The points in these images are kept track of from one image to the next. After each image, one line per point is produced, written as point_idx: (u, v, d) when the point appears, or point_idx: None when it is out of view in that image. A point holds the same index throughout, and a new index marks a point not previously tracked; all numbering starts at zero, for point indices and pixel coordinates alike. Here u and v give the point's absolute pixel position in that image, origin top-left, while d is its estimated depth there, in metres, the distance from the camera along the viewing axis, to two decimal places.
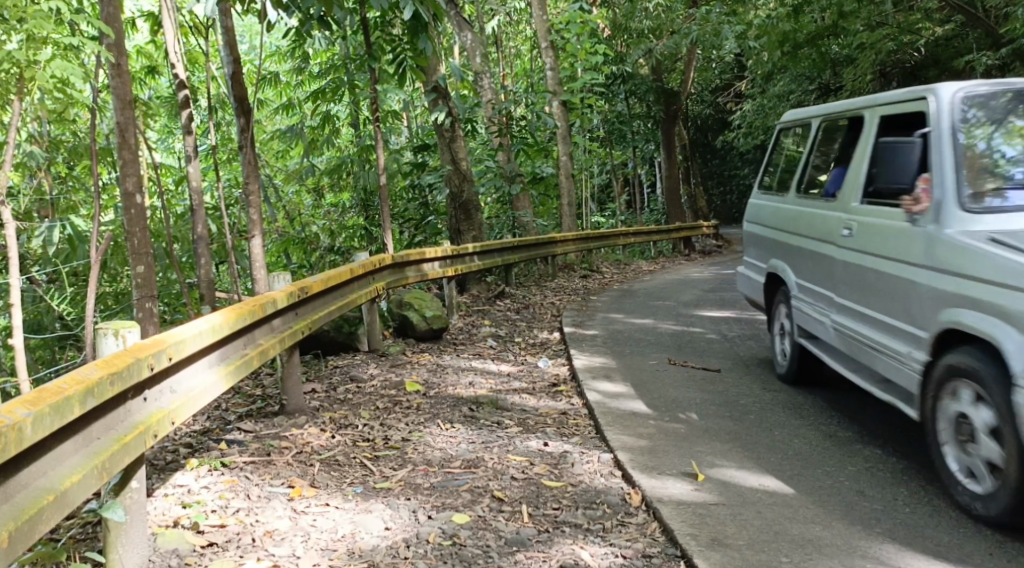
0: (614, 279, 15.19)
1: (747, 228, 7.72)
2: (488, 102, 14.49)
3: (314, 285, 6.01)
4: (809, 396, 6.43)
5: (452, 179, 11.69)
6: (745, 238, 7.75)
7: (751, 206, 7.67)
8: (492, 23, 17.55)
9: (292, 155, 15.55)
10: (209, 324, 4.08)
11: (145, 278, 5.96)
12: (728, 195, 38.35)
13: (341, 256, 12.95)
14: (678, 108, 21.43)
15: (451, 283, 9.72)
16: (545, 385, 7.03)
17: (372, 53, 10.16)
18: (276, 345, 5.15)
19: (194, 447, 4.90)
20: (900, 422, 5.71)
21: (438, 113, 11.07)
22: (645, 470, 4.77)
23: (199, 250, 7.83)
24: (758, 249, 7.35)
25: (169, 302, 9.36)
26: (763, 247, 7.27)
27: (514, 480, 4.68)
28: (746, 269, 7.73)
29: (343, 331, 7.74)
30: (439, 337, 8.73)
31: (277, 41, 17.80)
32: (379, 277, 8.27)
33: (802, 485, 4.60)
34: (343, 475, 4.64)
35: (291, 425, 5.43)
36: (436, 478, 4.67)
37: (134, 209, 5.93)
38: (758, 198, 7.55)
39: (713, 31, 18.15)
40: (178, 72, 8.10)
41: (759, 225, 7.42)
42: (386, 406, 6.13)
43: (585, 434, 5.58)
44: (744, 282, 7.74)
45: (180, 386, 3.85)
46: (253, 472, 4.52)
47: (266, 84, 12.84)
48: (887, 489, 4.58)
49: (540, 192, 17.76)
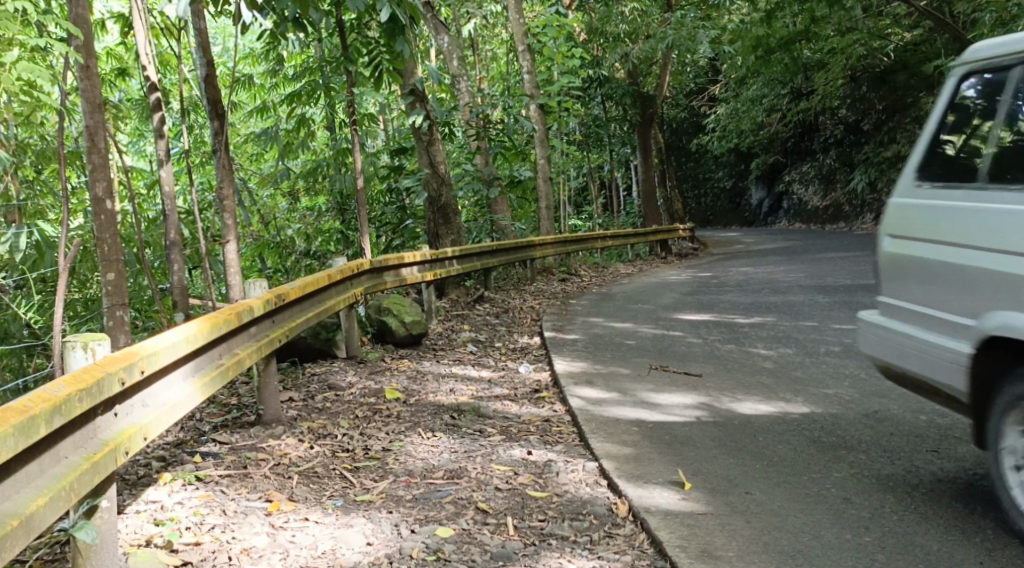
0: (592, 282, 15.14)
1: (887, 249, 4.96)
2: (465, 105, 14.38)
3: (291, 291, 5.88)
4: (793, 400, 6.36)
5: (430, 182, 11.58)
6: (888, 267, 4.94)
7: (895, 213, 4.93)
8: (468, 26, 17.46)
9: (267, 158, 15.40)
10: (184, 335, 3.95)
11: (117, 286, 5.81)
12: (703, 198, 38.46)
13: (317, 261, 12.82)
14: (655, 111, 21.38)
15: (430, 288, 9.61)
16: (527, 391, 6.95)
17: (348, 55, 10.03)
18: (252, 354, 5.02)
19: (167, 461, 4.76)
20: (883, 426, 5.67)
21: (415, 116, 10.97)
22: (630, 478, 4.67)
23: (171, 256, 7.67)
24: (962, 292, 4.38)
25: (141, 309, 9.20)
26: (958, 292, 4.41)
27: (498, 490, 4.58)
28: (889, 320, 4.93)
29: (320, 338, 7.61)
30: (419, 343, 8.61)
31: (251, 43, 17.62)
32: (357, 283, 8.14)
33: (789, 492, 4.52)
34: (322, 487, 4.52)
35: (267, 436, 5.30)
36: (417, 489, 4.56)
37: (104, 215, 5.79)
38: (915, 202, 4.79)
39: (689, 36, 18.08)
40: (149, 73, 7.95)
41: (934, 245, 4.60)
42: (365, 414, 6.01)
43: (569, 441, 5.49)
44: (883, 343, 4.95)
45: (152, 400, 3.71)
46: (228, 486, 4.39)
47: (240, 87, 12.68)
48: (874, 495, 4.49)
49: (518, 195, 17.65)
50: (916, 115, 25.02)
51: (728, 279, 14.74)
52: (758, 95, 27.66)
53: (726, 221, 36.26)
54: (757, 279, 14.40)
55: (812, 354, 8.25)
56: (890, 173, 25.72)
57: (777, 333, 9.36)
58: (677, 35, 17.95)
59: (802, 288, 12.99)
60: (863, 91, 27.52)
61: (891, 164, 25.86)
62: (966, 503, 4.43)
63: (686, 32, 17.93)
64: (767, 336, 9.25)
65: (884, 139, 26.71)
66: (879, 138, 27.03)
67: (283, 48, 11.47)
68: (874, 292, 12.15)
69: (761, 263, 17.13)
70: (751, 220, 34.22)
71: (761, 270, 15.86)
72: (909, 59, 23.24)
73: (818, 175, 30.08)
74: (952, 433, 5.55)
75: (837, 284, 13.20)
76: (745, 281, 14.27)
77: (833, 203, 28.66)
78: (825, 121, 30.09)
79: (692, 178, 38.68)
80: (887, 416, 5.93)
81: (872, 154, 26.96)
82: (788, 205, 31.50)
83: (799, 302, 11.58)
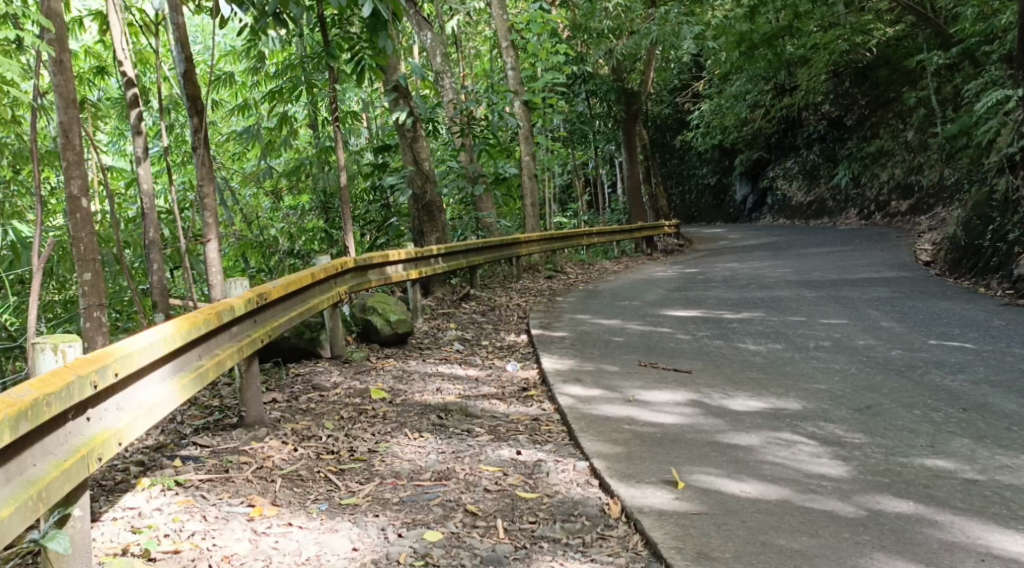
0: (579, 279, 15.03)
1: None
2: (450, 102, 14.25)
3: (273, 290, 5.74)
4: (784, 396, 6.28)
5: (414, 180, 11.45)
6: None
7: None
8: (451, 23, 17.32)
9: (249, 157, 15.23)
10: (162, 335, 3.82)
11: (93, 286, 5.66)
12: (687, 194, 38.43)
13: (300, 260, 12.66)
14: (640, 108, 21.28)
15: (415, 286, 9.48)
16: (515, 390, 6.84)
17: (329, 50, 9.87)
18: (233, 354, 4.89)
19: (146, 465, 4.62)
20: (875, 422, 5.59)
21: (399, 113, 10.82)
22: (622, 477, 4.57)
23: (151, 255, 7.53)
24: None
25: (122, 309, 9.06)
26: None
27: (487, 492, 4.47)
28: None
29: (304, 337, 7.48)
30: (404, 342, 8.49)
31: (233, 40, 17.43)
32: (342, 281, 8.01)
33: (783, 490, 4.43)
34: (306, 491, 4.40)
35: (250, 438, 5.17)
36: (404, 492, 4.44)
37: (80, 213, 5.64)
38: None
39: (673, 32, 17.93)
40: (125, 69, 7.81)
41: None
42: (350, 415, 5.89)
43: (558, 440, 5.39)
44: None
45: (127, 402, 3.59)
46: (209, 491, 4.26)
47: (221, 84, 12.52)
48: (870, 492, 4.40)
49: (504, 192, 17.52)
50: (899, 110, 25.39)
51: (714, 275, 14.68)
52: (741, 91, 27.64)
53: (710, 217, 36.21)
54: (743, 275, 14.34)
55: (801, 349, 8.18)
56: (874, 168, 25.76)
57: (765, 329, 9.29)
58: (661, 31, 17.84)
59: (788, 283, 12.93)
60: (846, 87, 28.34)
61: (875, 159, 25.90)
62: (962, 498, 4.35)
63: (670, 28, 17.81)
64: (756, 332, 9.17)
65: (867, 134, 26.76)
66: (863, 133, 27.05)
67: (263, 45, 11.30)
68: (861, 287, 12.10)
69: (747, 259, 17.08)
70: (735, 216, 34.19)
71: (748, 265, 15.80)
72: (892, 54, 23.27)
73: (802, 170, 30.06)
74: (945, 428, 5.48)
75: (823, 279, 13.16)
76: (732, 277, 14.20)
77: (817, 198, 28.66)
78: (809, 117, 30.10)
79: (676, 174, 38.81)
80: (880, 411, 5.86)
81: (857, 149, 27.00)
82: (772, 200, 31.47)
83: (786, 297, 11.52)
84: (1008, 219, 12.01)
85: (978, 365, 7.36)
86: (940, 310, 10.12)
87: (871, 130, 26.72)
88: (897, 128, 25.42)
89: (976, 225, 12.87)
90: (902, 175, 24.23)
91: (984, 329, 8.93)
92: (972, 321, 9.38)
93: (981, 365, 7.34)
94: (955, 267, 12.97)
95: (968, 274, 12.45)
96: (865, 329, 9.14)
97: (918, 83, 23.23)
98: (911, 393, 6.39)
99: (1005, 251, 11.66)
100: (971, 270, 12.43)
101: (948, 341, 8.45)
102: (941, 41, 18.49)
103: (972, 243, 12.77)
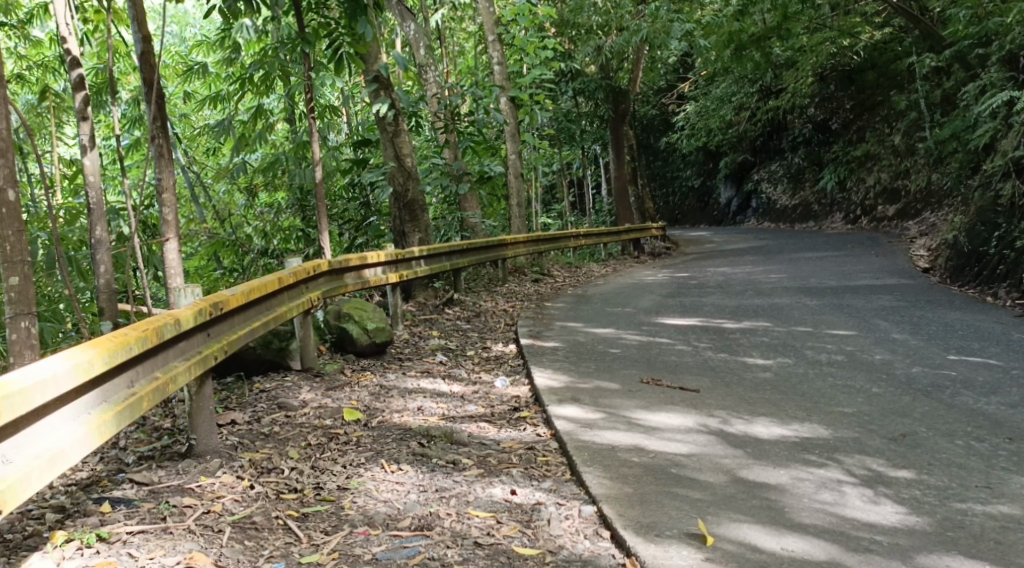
0: (567, 283, 14.37)
1: None
2: (433, 96, 13.51)
3: (231, 298, 4.97)
4: (807, 421, 5.59)
5: (396, 176, 10.61)
6: None
7: None
8: (436, 16, 16.49)
9: (225, 152, 14.47)
10: (68, 366, 3.29)
11: (23, 291, 4.91)
12: (671, 197, 37.98)
13: (275, 260, 11.89)
14: (628, 107, 20.39)
15: (396, 290, 8.72)
16: (506, 410, 6.12)
17: (305, 36, 8.96)
18: (180, 375, 4.18)
19: (68, 513, 4.01)
20: (917, 454, 4.93)
21: (380, 105, 10.05)
22: (638, 529, 3.94)
23: (99, 255, 6.83)
24: None
25: (54, 314, 8.24)
26: None
27: (477, 548, 3.87)
28: None
29: (271, 348, 6.71)
30: (383, 353, 7.75)
31: (208, 31, 16.51)
32: (314, 286, 7.26)
33: (828, 547, 3.83)
34: (259, 545, 3.84)
35: (198, 472, 4.47)
36: (378, 545, 3.88)
37: (6, 207, 4.88)
38: None
39: (663, 30, 17.05)
40: (71, 47, 7.05)
41: None
42: (318, 442, 5.15)
43: (558, 475, 4.67)
44: None
45: (7, 454, 3.06)
46: (140, 548, 3.70)
47: (192, 76, 11.64)
48: (936, 554, 3.79)
49: (489, 192, 16.73)
50: (886, 113, 24.78)
51: (707, 280, 14.05)
52: (727, 93, 27.05)
53: (695, 219, 35.63)
54: (738, 280, 13.70)
55: (813, 364, 7.49)
56: (861, 172, 25.22)
57: (771, 341, 8.61)
58: (651, 29, 16.99)
59: (786, 289, 12.28)
60: (832, 90, 27.51)
61: (862, 163, 25.33)
62: None
63: (660, 26, 16.89)
64: (763, 344, 8.48)
65: (854, 138, 26.15)
66: (849, 137, 26.50)
67: (233, 33, 10.48)
68: (863, 294, 11.47)
69: (738, 263, 16.46)
70: (719, 218, 33.64)
71: (742, 270, 15.12)
72: (880, 57, 22.58)
73: (787, 173, 29.49)
74: (999, 463, 4.80)
75: (822, 285, 12.51)
76: (726, 282, 13.56)
77: (803, 201, 28.10)
78: (794, 119, 29.44)
79: (660, 176, 38.28)
80: (918, 441, 5.16)
81: (842, 152, 26.41)
82: (757, 203, 30.93)
83: (787, 305, 10.84)
84: (1015, 225, 11.36)
85: (1009, 385, 6.67)
86: (952, 322, 9.44)
87: (857, 133, 26.12)
88: (883, 131, 24.80)
89: (979, 231, 12.20)
90: (888, 180, 23.70)
91: (1005, 344, 8.27)
92: (989, 334, 8.72)
93: (1012, 385, 6.66)
94: (957, 275, 12.31)
95: (973, 282, 11.80)
96: (877, 342, 8.46)
97: (907, 88, 22.60)
98: (946, 418, 5.70)
99: (1013, 259, 11.03)
100: (976, 278, 11.77)
101: (969, 356, 7.80)
102: (931, 43, 17.80)
103: (976, 250, 12.11)
